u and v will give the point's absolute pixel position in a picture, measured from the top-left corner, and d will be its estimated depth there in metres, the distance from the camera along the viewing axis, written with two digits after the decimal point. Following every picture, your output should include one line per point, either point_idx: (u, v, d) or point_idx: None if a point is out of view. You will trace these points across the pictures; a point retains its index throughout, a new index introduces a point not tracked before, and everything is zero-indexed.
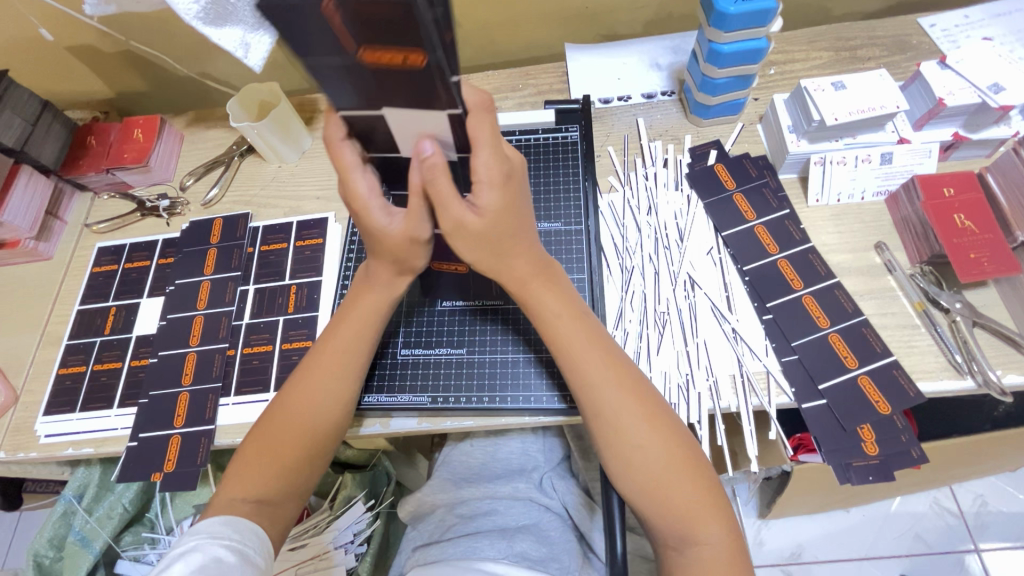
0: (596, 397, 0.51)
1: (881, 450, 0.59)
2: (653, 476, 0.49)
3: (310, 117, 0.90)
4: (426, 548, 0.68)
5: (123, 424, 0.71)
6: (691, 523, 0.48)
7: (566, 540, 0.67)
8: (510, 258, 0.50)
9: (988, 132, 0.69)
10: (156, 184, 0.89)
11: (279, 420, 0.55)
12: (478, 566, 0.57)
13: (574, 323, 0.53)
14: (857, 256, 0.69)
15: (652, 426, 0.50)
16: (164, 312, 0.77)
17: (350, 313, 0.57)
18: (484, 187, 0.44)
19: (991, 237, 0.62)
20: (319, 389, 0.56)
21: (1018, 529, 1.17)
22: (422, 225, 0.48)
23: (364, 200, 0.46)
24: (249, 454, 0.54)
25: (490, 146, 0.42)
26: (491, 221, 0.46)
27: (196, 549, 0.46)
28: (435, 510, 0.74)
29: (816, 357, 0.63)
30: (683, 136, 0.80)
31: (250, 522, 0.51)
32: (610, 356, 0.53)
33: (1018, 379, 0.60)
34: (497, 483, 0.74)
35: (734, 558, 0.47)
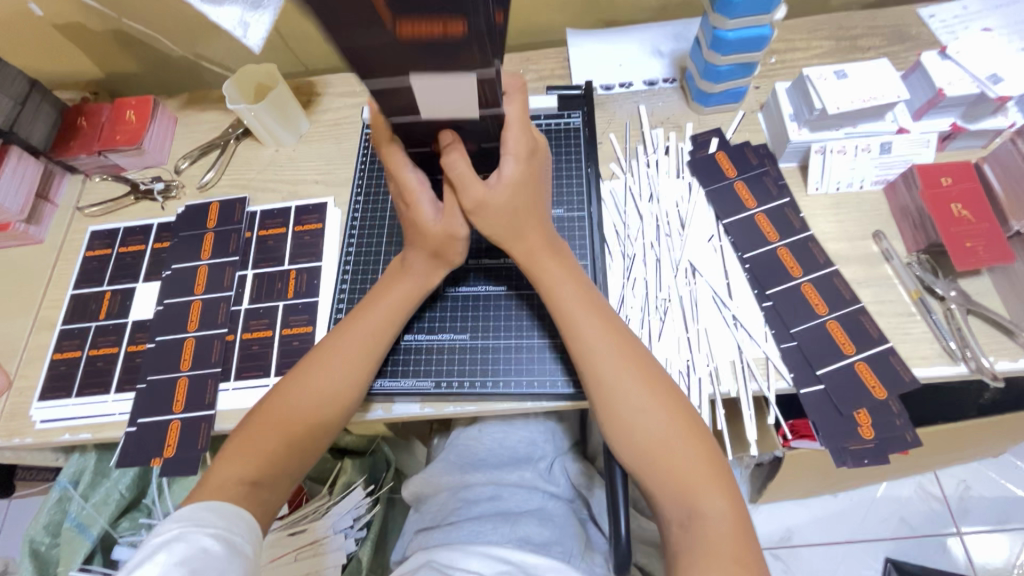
0: (597, 367, 0.54)
1: (877, 434, 0.60)
2: (653, 445, 0.50)
3: (308, 100, 0.89)
4: (430, 531, 0.68)
5: (120, 409, 0.70)
6: (693, 496, 0.48)
7: (569, 524, 0.68)
8: (523, 232, 0.56)
9: (986, 122, 0.70)
10: (150, 167, 0.87)
11: (288, 400, 0.56)
12: (478, 548, 0.58)
13: (577, 296, 0.57)
14: (855, 244, 0.70)
15: (653, 396, 0.52)
16: (161, 297, 0.76)
17: (379, 304, 0.60)
18: (509, 160, 0.52)
19: (988, 226, 0.63)
20: (333, 366, 0.57)
21: (998, 512, 1.21)
22: (457, 221, 0.55)
23: (415, 192, 0.54)
24: (260, 430, 0.55)
25: (516, 126, 0.52)
26: (510, 195, 0.53)
27: (179, 538, 0.45)
28: (439, 492, 0.74)
29: (814, 343, 0.64)
30: (684, 123, 0.80)
31: (236, 506, 0.50)
32: (613, 328, 0.55)
33: (1009, 366, 0.61)
34: (503, 471, 0.73)
35: (737, 533, 0.47)
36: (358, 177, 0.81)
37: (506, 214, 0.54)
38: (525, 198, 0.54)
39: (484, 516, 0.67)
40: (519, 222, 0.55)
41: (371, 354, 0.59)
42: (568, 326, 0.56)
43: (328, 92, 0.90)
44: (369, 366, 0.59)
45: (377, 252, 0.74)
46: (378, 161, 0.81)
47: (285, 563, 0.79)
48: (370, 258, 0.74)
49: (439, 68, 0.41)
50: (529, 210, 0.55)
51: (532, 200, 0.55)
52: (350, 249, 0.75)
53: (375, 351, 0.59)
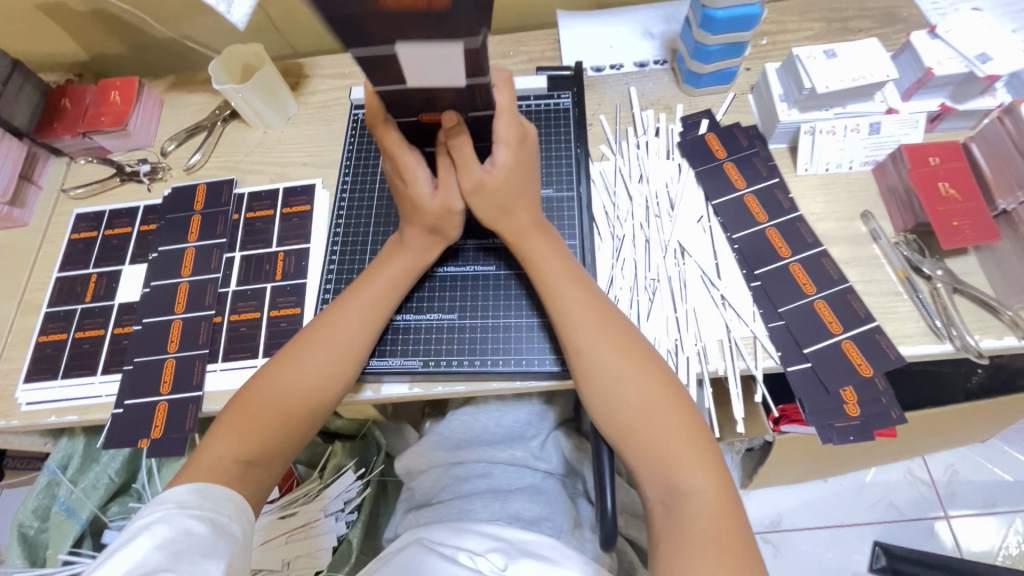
0: (578, 341, 0.54)
1: (863, 411, 0.61)
2: (634, 418, 0.50)
3: (296, 82, 0.88)
4: (418, 511, 0.71)
5: (107, 391, 0.70)
6: (676, 473, 0.47)
7: (561, 500, 0.69)
8: (513, 214, 0.58)
9: (974, 103, 0.70)
10: (136, 149, 0.86)
11: (275, 377, 0.56)
12: (476, 528, 0.58)
13: (562, 272, 0.57)
14: (844, 225, 0.70)
15: (635, 368, 0.52)
16: (147, 279, 0.75)
17: (374, 278, 0.61)
18: (501, 146, 0.54)
19: (974, 205, 0.64)
20: (321, 343, 0.57)
21: (984, 496, 1.23)
22: (453, 197, 0.57)
23: (412, 170, 0.55)
24: (247, 406, 0.54)
25: (506, 113, 0.52)
26: (505, 178, 0.56)
27: (162, 520, 0.45)
28: (431, 468, 0.75)
29: (801, 323, 0.64)
30: (675, 105, 0.80)
31: (226, 488, 0.50)
32: (596, 303, 0.55)
33: (993, 344, 0.62)
34: (496, 448, 0.73)
35: (722, 511, 0.45)
36: (346, 159, 0.80)
37: (502, 194, 0.57)
38: (519, 181, 0.57)
39: (475, 494, 0.68)
40: (512, 203, 0.58)
41: (365, 332, 0.59)
42: (552, 301, 0.56)
43: (316, 74, 0.89)
44: (361, 346, 0.59)
45: (365, 232, 0.74)
46: (366, 143, 0.80)
47: (277, 545, 0.81)
48: (358, 239, 0.73)
49: (426, 43, 0.40)
50: (522, 192, 0.58)
51: (525, 182, 0.58)
52: (338, 230, 0.74)
53: (366, 332, 0.59)
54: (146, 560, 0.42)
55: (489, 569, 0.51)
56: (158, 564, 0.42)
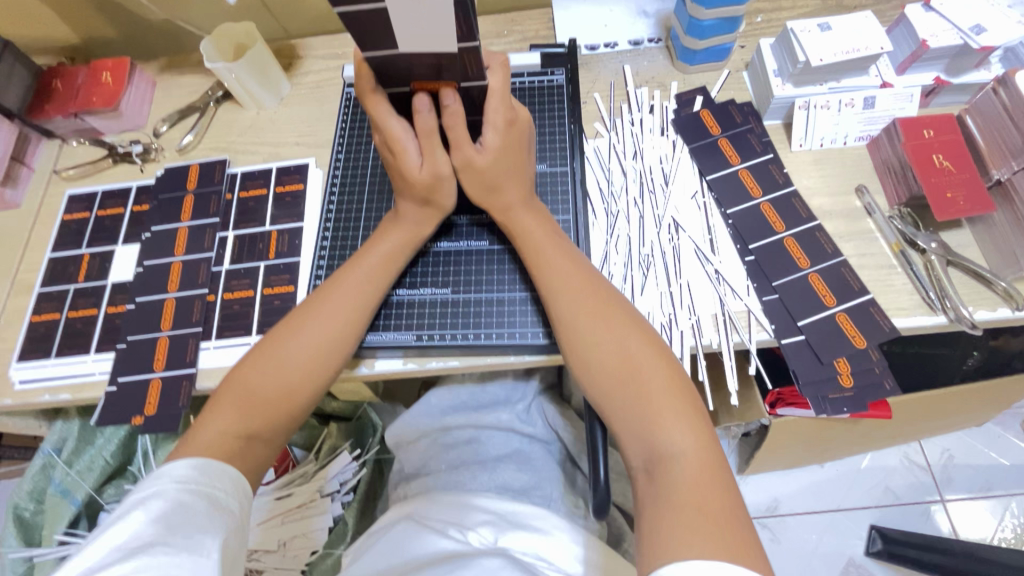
0: (562, 310, 0.55)
1: (855, 381, 0.62)
2: (616, 384, 0.50)
3: (289, 63, 0.88)
4: (410, 481, 0.71)
5: (100, 369, 0.69)
6: (657, 435, 0.47)
7: (550, 468, 0.69)
8: (503, 191, 0.59)
9: (969, 77, 0.70)
10: (128, 130, 0.86)
11: (266, 352, 0.54)
12: (473, 501, 0.59)
13: (550, 246, 0.58)
14: (839, 199, 0.70)
15: (619, 335, 0.52)
16: (141, 258, 0.75)
17: (370, 251, 0.61)
18: (489, 128, 0.54)
19: (968, 176, 0.64)
20: (312, 315, 0.56)
21: (980, 480, 1.23)
22: (439, 160, 0.55)
23: (400, 141, 0.54)
24: (239, 377, 0.54)
25: (498, 95, 0.52)
26: (493, 160, 0.56)
27: (157, 494, 0.43)
28: (417, 441, 0.75)
29: (795, 296, 0.64)
30: (670, 82, 0.80)
31: (225, 463, 0.49)
32: (583, 275, 0.56)
33: (988, 315, 0.62)
34: (483, 411, 0.73)
35: (702, 474, 0.44)
36: (339, 137, 0.79)
37: (493, 171, 0.56)
38: (509, 161, 0.57)
39: (461, 466, 0.68)
40: (502, 181, 0.58)
41: (358, 306, 0.58)
42: (541, 275, 0.58)
43: (309, 55, 0.89)
44: (357, 323, 0.58)
45: (358, 210, 0.73)
46: (359, 121, 0.79)
47: (273, 525, 0.84)
48: (351, 217, 0.73)
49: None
50: (512, 167, 0.58)
51: (516, 162, 0.58)
52: (331, 207, 0.74)
53: (361, 309, 0.58)
54: (140, 535, 0.40)
55: (479, 542, 0.54)
56: (154, 538, 0.40)
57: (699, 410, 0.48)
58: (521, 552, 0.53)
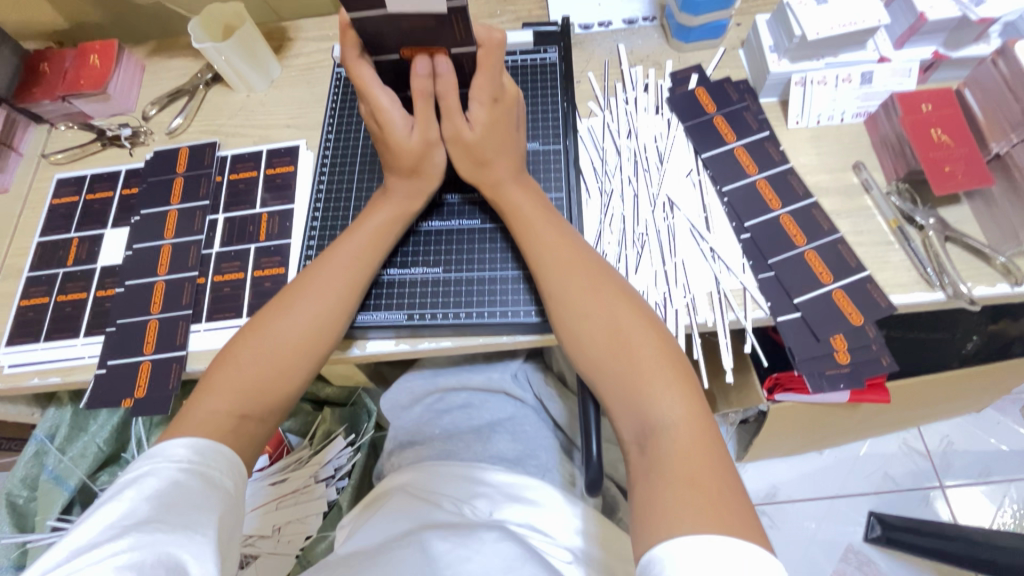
0: (553, 284, 0.54)
1: (852, 357, 0.61)
2: (607, 359, 0.50)
3: (280, 45, 0.87)
4: (403, 450, 0.71)
5: (90, 352, 0.69)
6: (648, 406, 0.46)
7: (543, 436, 0.70)
8: (493, 166, 0.58)
9: (967, 50, 0.69)
10: (117, 114, 0.85)
11: (254, 328, 0.54)
12: (480, 476, 0.61)
13: (540, 223, 0.57)
14: (836, 176, 0.69)
15: (609, 308, 0.51)
16: (130, 242, 0.74)
17: (358, 229, 0.60)
18: (476, 103, 0.55)
19: (967, 150, 0.63)
20: (298, 293, 0.55)
21: (980, 466, 1.23)
22: (432, 127, 0.56)
23: (387, 111, 0.54)
24: (225, 357, 0.53)
25: (487, 69, 0.53)
26: (483, 135, 0.56)
27: (149, 473, 0.42)
28: (412, 405, 0.76)
29: (791, 273, 0.64)
30: (664, 61, 0.78)
31: (217, 441, 0.47)
32: (573, 251, 0.55)
33: (986, 291, 0.61)
34: (474, 372, 0.74)
35: (694, 444, 0.43)
36: (329, 118, 0.78)
37: (486, 144, 0.57)
38: (499, 136, 0.57)
39: (457, 434, 0.68)
40: (491, 156, 0.57)
41: (346, 283, 0.57)
42: (530, 250, 0.57)
43: (300, 37, 0.87)
44: (349, 300, 0.57)
45: (348, 190, 0.72)
46: (350, 102, 0.78)
47: (268, 509, 0.84)
48: (341, 197, 0.72)
49: None
50: (501, 142, 0.57)
51: (505, 137, 0.57)
52: (321, 188, 0.73)
53: (349, 286, 0.57)
54: (134, 513, 0.40)
55: (476, 514, 0.56)
56: (146, 517, 0.39)
57: (692, 382, 0.47)
58: (517, 525, 0.56)
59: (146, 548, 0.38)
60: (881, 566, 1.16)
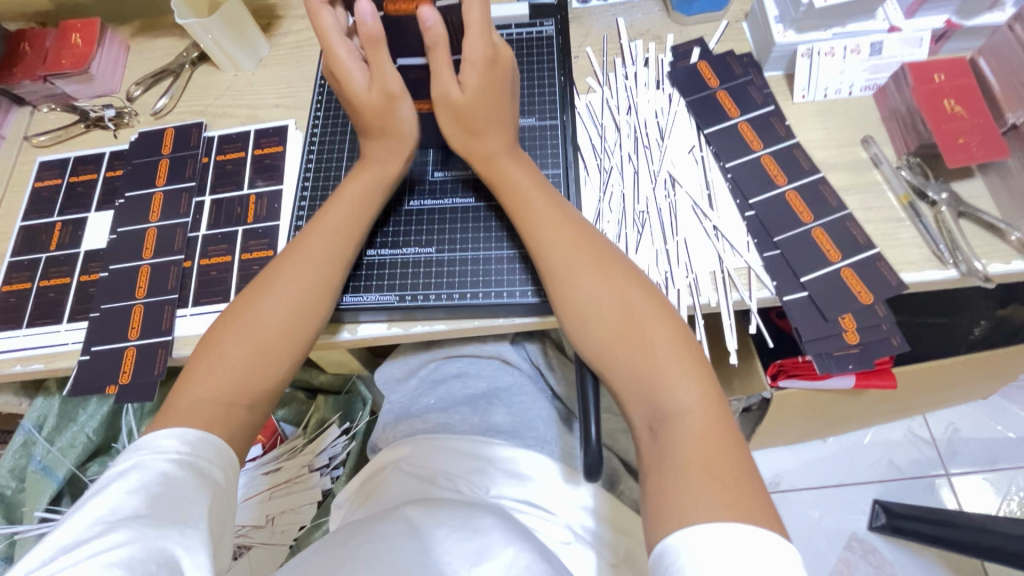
0: (555, 265, 0.52)
1: (861, 337, 0.59)
2: (615, 343, 0.47)
3: (268, 23, 0.84)
4: (397, 422, 0.68)
5: (73, 338, 0.67)
6: (659, 389, 0.44)
7: (542, 408, 0.67)
8: (484, 137, 0.56)
9: (981, 19, 0.66)
10: (101, 95, 0.82)
11: (238, 311, 0.51)
12: (487, 450, 0.59)
13: (540, 202, 0.55)
14: (843, 151, 0.67)
15: (614, 290, 0.49)
16: (114, 225, 0.72)
17: (344, 206, 0.57)
18: (469, 67, 0.50)
19: (982, 121, 0.60)
20: (282, 273, 0.53)
21: (986, 453, 1.21)
22: (392, 79, 0.52)
23: (344, 64, 0.51)
24: (208, 342, 0.50)
25: (476, 29, 0.49)
26: (473, 100, 0.53)
27: (135, 466, 0.41)
28: (408, 378, 0.73)
29: (797, 251, 0.61)
30: (665, 35, 0.75)
31: (203, 431, 0.45)
32: (575, 231, 0.53)
33: (1001, 269, 0.59)
34: (465, 343, 0.72)
35: (708, 429, 0.41)
36: (318, 97, 0.76)
37: (476, 113, 0.54)
38: (491, 104, 0.54)
39: (453, 404, 0.66)
40: (483, 125, 0.55)
41: (334, 264, 0.55)
42: (530, 229, 0.54)
43: (288, 14, 0.84)
44: (334, 278, 0.55)
45: (337, 169, 0.70)
46: None
47: (262, 500, 0.82)
48: (330, 176, 0.70)
49: None
50: (493, 110, 0.55)
51: (496, 107, 0.54)
52: (310, 168, 0.71)
53: (338, 266, 0.55)
54: (122, 508, 0.38)
55: (473, 492, 0.55)
56: (136, 510, 0.38)
57: (703, 363, 0.45)
58: (513, 504, 0.55)
59: (139, 543, 0.36)
60: (885, 554, 1.14)
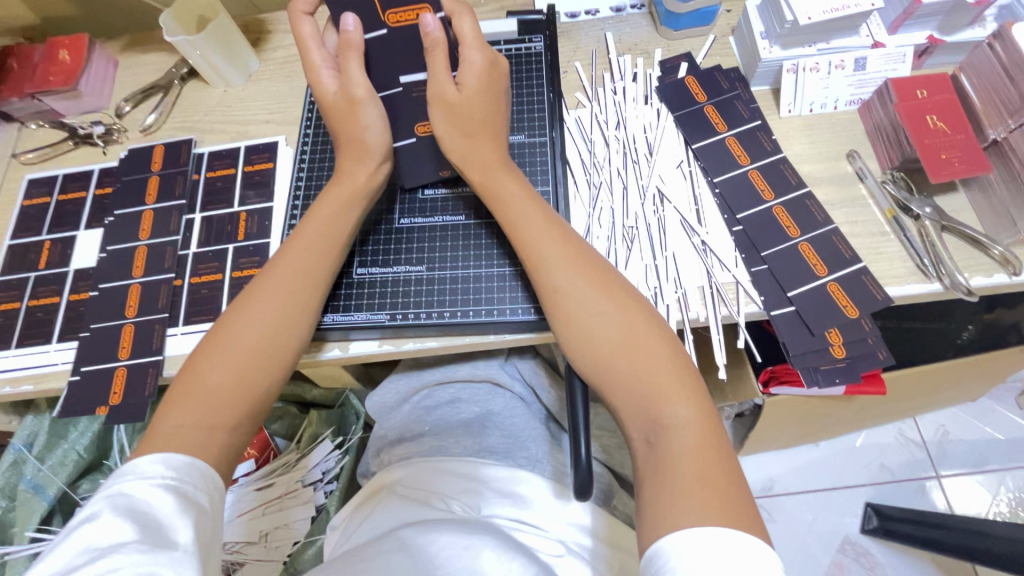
0: (552, 275, 0.51)
1: (847, 351, 0.59)
2: (611, 354, 0.47)
3: (258, 38, 0.84)
4: (394, 447, 0.69)
5: (63, 358, 0.67)
6: (657, 402, 0.44)
7: (532, 427, 0.67)
8: (476, 143, 0.56)
9: (963, 34, 0.67)
10: (89, 112, 0.82)
11: (219, 339, 0.51)
12: (483, 471, 0.60)
13: (534, 212, 0.54)
14: (829, 165, 0.67)
15: (609, 301, 0.49)
16: (104, 243, 0.71)
17: (333, 219, 0.57)
18: (469, 70, 0.53)
19: (963, 137, 0.61)
20: (270, 292, 0.53)
21: (975, 455, 1.22)
22: (353, 82, 0.54)
23: (316, 66, 0.55)
24: (196, 362, 0.50)
25: (473, 43, 0.52)
26: (470, 100, 0.54)
27: (122, 492, 0.41)
28: (400, 406, 0.74)
29: (784, 266, 0.62)
30: (653, 49, 0.76)
31: (188, 456, 0.45)
32: (567, 242, 0.53)
33: (984, 282, 0.60)
34: (457, 366, 0.73)
35: (704, 441, 0.42)
36: (309, 113, 0.76)
37: (467, 122, 0.55)
38: (483, 109, 0.55)
39: (447, 428, 0.67)
40: (476, 128, 0.55)
41: (324, 281, 0.56)
42: (524, 240, 0.53)
43: (278, 29, 0.84)
44: (316, 293, 0.55)
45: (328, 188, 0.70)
46: None
47: (254, 516, 0.82)
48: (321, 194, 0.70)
49: None
50: (486, 116, 0.55)
51: (488, 114, 0.55)
52: (300, 185, 0.71)
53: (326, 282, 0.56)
54: (110, 535, 0.38)
55: (465, 512, 0.55)
56: (127, 536, 0.38)
57: (696, 376, 0.46)
58: (508, 522, 0.55)
59: (135, 569, 0.37)
60: (877, 556, 1.15)
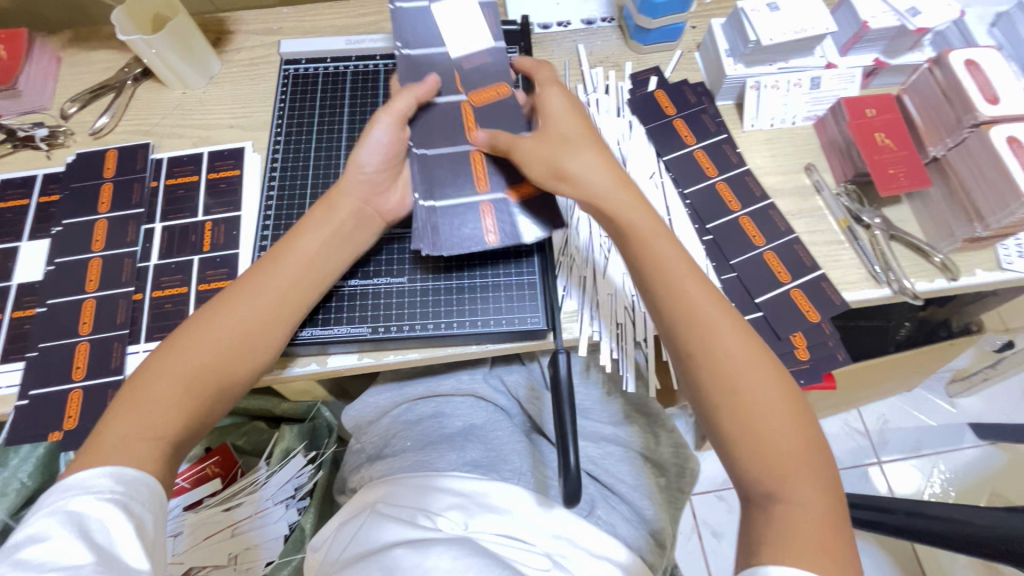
0: (700, 320, 0.49)
1: (811, 354, 0.63)
2: (753, 411, 0.46)
3: (218, 38, 0.80)
4: (371, 466, 0.69)
5: (7, 381, 0.61)
6: (784, 470, 0.44)
7: (515, 440, 0.68)
8: (617, 177, 0.54)
9: (904, 58, 0.72)
10: (28, 112, 0.75)
11: (192, 344, 0.49)
12: (438, 483, 0.60)
13: (683, 264, 0.51)
14: (789, 177, 0.72)
15: (756, 363, 0.47)
16: (51, 256, 0.66)
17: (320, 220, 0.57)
18: (571, 104, 0.58)
19: (908, 153, 0.66)
20: (246, 301, 0.52)
21: (912, 441, 1.32)
22: (393, 115, 0.58)
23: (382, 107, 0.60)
24: (160, 362, 0.48)
25: (559, 93, 0.58)
26: (584, 127, 0.57)
27: (68, 509, 0.40)
28: (378, 420, 0.74)
29: (752, 273, 0.65)
30: (624, 62, 0.78)
31: (140, 471, 0.43)
32: (713, 293, 0.50)
33: (927, 286, 0.65)
34: (440, 379, 0.75)
35: (828, 518, 0.42)
36: (277, 120, 0.74)
37: (596, 167, 0.54)
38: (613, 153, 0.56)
39: (430, 443, 0.67)
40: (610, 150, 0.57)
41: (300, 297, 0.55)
42: (663, 276, 0.51)
43: (241, 30, 0.81)
44: (292, 312, 0.54)
45: (302, 198, 0.69)
46: (299, 101, 0.75)
47: (222, 539, 0.78)
48: (294, 203, 0.68)
49: None
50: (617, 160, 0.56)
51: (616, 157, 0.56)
52: (271, 195, 0.69)
53: (296, 291, 0.54)
54: (60, 556, 0.38)
55: (448, 527, 0.55)
56: (82, 557, 0.38)
57: (826, 452, 0.46)
58: (492, 539, 0.54)
59: None
60: None
